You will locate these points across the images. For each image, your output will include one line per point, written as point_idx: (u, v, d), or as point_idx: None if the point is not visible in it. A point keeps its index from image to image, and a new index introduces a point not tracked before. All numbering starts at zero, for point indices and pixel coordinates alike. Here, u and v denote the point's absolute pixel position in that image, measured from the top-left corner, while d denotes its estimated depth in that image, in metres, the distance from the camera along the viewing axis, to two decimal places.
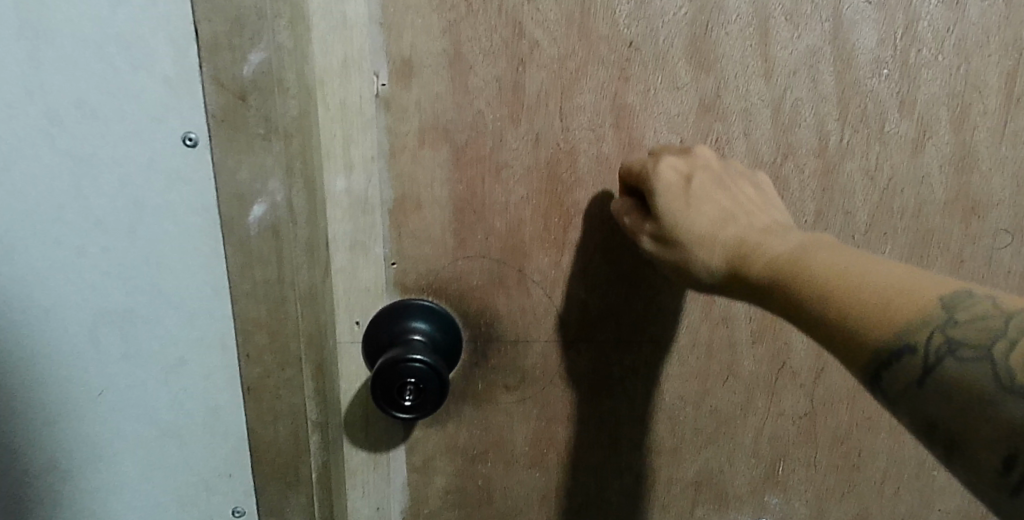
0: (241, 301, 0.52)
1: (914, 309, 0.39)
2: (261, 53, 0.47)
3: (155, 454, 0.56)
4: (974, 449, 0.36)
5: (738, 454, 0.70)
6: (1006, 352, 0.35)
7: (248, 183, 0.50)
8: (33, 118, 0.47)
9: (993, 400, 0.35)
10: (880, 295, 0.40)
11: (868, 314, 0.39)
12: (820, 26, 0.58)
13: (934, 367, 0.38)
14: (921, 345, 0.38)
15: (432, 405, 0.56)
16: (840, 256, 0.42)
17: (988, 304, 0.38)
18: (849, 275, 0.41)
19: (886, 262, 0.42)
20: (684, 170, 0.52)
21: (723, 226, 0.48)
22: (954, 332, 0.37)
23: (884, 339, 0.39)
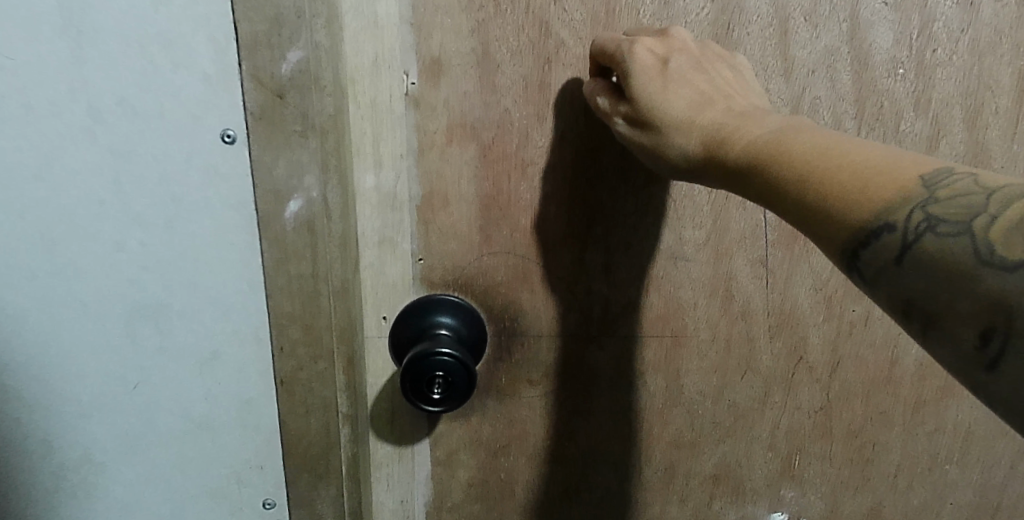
0: (276, 296, 0.53)
1: (893, 189, 0.37)
2: (299, 52, 0.48)
3: (189, 447, 0.57)
4: (953, 325, 0.33)
5: (755, 448, 0.71)
6: (987, 224, 0.33)
7: (285, 179, 0.51)
8: (75, 116, 0.48)
9: (972, 272, 0.33)
10: (860, 175, 0.38)
11: (846, 196, 0.38)
12: (838, 27, 0.59)
13: (913, 243, 0.35)
14: (901, 221, 0.36)
15: (459, 397, 0.57)
16: (819, 137, 0.41)
17: (971, 181, 0.36)
18: (828, 158, 0.39)
19: (868, 145, 0.40)
20: (661, 53, 0.51)
21: (705, 118, 0.47)
22: (935, 209, 0.35)
23: (860, 220, 0.37)
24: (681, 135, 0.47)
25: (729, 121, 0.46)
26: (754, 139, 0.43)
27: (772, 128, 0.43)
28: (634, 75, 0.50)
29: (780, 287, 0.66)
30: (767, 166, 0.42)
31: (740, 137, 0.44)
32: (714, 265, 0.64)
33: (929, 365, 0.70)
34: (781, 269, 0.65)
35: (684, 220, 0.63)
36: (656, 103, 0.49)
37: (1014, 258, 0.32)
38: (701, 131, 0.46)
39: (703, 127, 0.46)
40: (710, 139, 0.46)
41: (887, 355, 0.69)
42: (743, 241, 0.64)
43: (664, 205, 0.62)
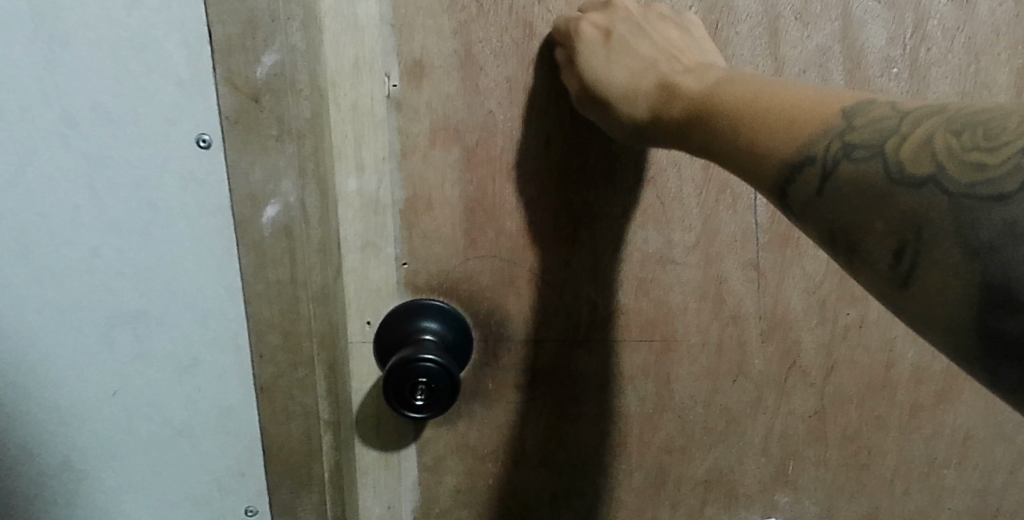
0: (255, 302, 0.53)
1: (815, 124, 0.39)
2: (274, 55, 0.47)
3: (170, 454, 0.57)
4: (869, 246, 0.35)
5: (747, 452, 0.70)
6: (898, 145, 0.35)
7: (262, 184, 0.50)
8: (48, 121, 0.48)
9: (886, 191, 0.34)
10: (785, 115, 0.40)
11: (772, 136, 0.40)
12: (830, 25, 0.57)
13: (831, 171, 0.37)
14: (823, 152, 0.38)
15: (443, 404, 0.56)
16: (748, 84, 0.43)
17: (891, 109, 0.38)
18: (760, 100, 0.41)
19: (800, 86, 0.42)
20: (603, 24, 0.53)
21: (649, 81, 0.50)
22: (851, 138, 0.37)
23: (784, 155, 0.39)
24: (630, 100, 0.51)
25: (673, 79, 0.49)
26: (697, 89, 0.46)
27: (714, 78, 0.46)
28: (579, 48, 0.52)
29: (772, 291, 0.65)
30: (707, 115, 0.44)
31: (684, 92, 0.47)
32: (704, 269, 0.63)
33: (924, 369, 0.68)
34: (773, 272, 0.64)
35: (673, 222, 0.62)
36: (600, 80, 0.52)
37: (922, 174, 0.33)
38: (647, 90, 0.50)
39: (649, 90, 0.50)
40: (657, 98, 0.49)
41: (882, 358, 0.68)
42: (733, 245, 0.63)
43: (652, 208, 0.61)
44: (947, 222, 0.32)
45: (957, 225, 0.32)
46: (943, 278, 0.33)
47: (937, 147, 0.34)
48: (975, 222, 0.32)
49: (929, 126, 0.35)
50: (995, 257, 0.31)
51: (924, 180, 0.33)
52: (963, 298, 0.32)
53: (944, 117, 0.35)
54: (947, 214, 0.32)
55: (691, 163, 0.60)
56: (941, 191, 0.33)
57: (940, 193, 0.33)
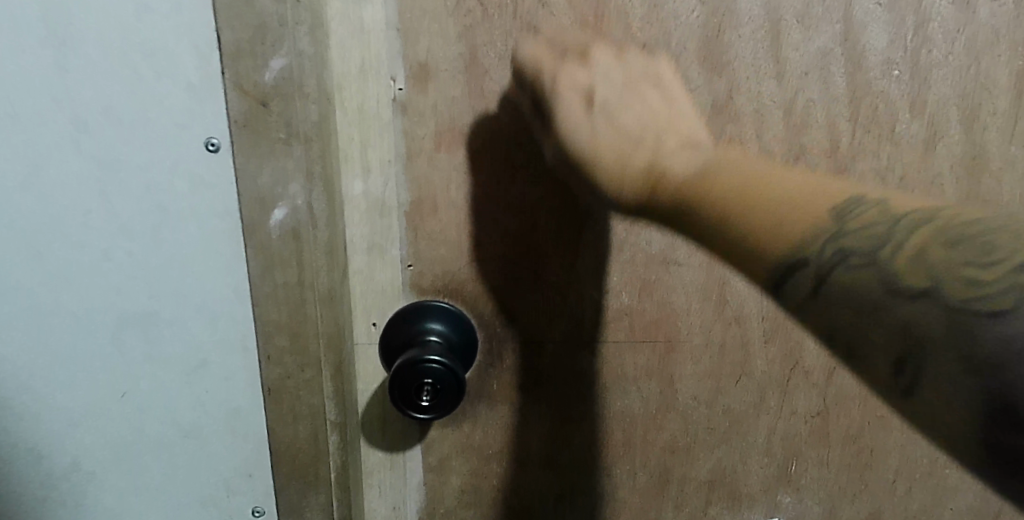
0: (263, 304, 0.53)
1: (808, 222, 0.38)
2: (282, 60, 0.47)
3: (179, 455, 0.57)
4: (872, 359, 0.35)
5: (751, 452, 0.70)
6: (894, 254, 0.36)
7: (270, 187, 0.50)
8: (60, 126, 0.48)
9: (884, 303, 0.35)
10: (774, 205, 0.39)
11: (761, 225, 0.39)
12: (831, 28, 0.57)
13: (827, 276, 0.37)
14: (817, 255, 0.37)
15: (449, 405, 0.57)
16: (740, 175, 0.42)
17: (880, 208, 0.38)
18: (748, 189, 0.40)
19: (788, 173, 0.41)
20: (587, 82, 0.50)
21: (639, 154, 0.45)
22: (847, 240, 0.37)
23: (778, 252, 0.38)
24: (615, 180, 0.46)
25: (660, 160, 0.45)
26: (688, 178, 0.43)
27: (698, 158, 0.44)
28: (562, 112, 0.49)
29: None
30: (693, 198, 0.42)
31: (668, 169, 0.44)
32: (707, 270, 0.64)
33: None
34: None
35: None
36: (583, 145, 0.48)
37: (919, 286, 0.34)
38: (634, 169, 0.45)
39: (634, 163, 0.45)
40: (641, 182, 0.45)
41: None
42: None
43: None
44: (944, 337, 0.33)
45: (952, 338, 0.33)
46: (947, 391, 0.33)
47: (930, 257, 0.34)
48: (975, 339, 0.32)
49: (923, 238, 0.35)
50: (998, 373, 0.31)
51: (920, 293, 0.34)
52: (969, 409, 0.32)
53: (935, 225, 0.36)
54: (944, 329, 0.33)
55: None
56: (939, 305, 0.33)
57: (938, 306, 0.33)
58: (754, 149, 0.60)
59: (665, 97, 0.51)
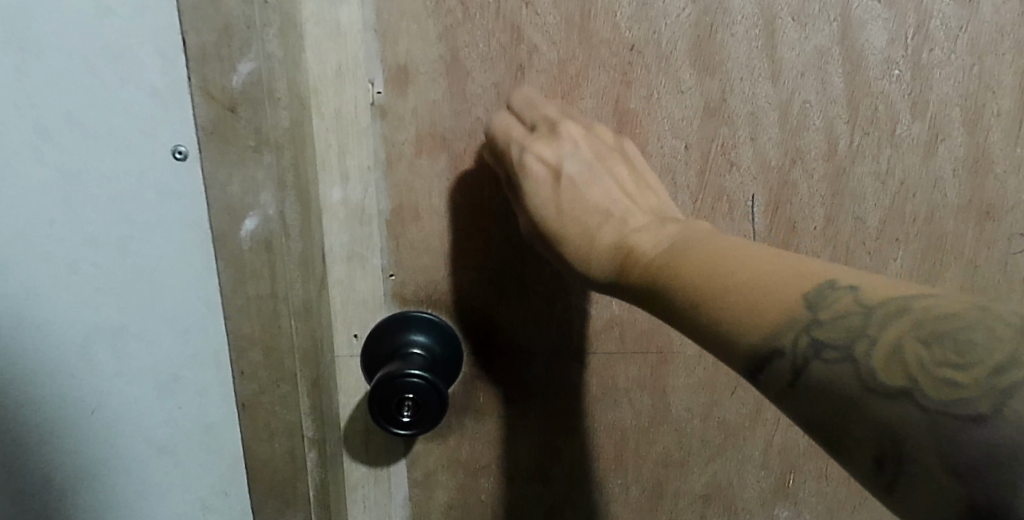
0: (235, 317, 0.51)
1: (778, 311, 0.37)
2: (250, 63, 0.45)
3: (152, 473, 0.55)
4: (851, 454, 0.33)
5: (747, 466, 0.68)
6: (868, 349, 0.33)
7: (240, 196, 0.48)
8: (22, 133, 0.46)
9: (861, 401, 0.32)
10: (745, 293, 0.38)
11: (734, 315, 0.37)
12: (828, 26, 0.55)
13: (802, 369, 0.35)
14: (791, 349, 0.36)
15: (431, 421, 0.54)
16: (708, 254, 0.41)
17: (852, 296, 0.35)
18: (716, 278, 0.39)
19: (762, 254, 0.40)
20: (552, 160, 0.50)
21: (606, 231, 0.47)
22: (819, 333, 0.35)
23: (752, 343, 0.37)
24: (587, 260, 0.47)
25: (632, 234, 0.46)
26: (656, 256, 0.44)
27: (672, 241, 0.44)
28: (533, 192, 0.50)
29: None
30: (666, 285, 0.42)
31: (640, 255, 0.45)
32: None
33: None
34: None
35: None
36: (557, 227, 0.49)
37: (896, 385, 0.31)
38: (602, 246, 0.47)
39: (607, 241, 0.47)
40: (611, 259, 0.46)
41: None
42: None
43: None
44: (927, 437, 0.30)
45: (938, 444, 0.30)
46: (929, 493, 0.30)
47: (907, 355, 0.32)
48: (960, 444, 0.29)
49: (896, 330, 0.33)
50: (978, 482, 0.29)
51: (900, 392, 0.31)
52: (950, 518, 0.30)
53: (911, 318, 0.33)
54: (924, 429, 0.30)
55: (686, 170, 0.58)
56: (918, 407, 0.31)
57: (916, 408, 0.31)
58: (749, 152, 0.58)
59: (632, 170, 0.53)
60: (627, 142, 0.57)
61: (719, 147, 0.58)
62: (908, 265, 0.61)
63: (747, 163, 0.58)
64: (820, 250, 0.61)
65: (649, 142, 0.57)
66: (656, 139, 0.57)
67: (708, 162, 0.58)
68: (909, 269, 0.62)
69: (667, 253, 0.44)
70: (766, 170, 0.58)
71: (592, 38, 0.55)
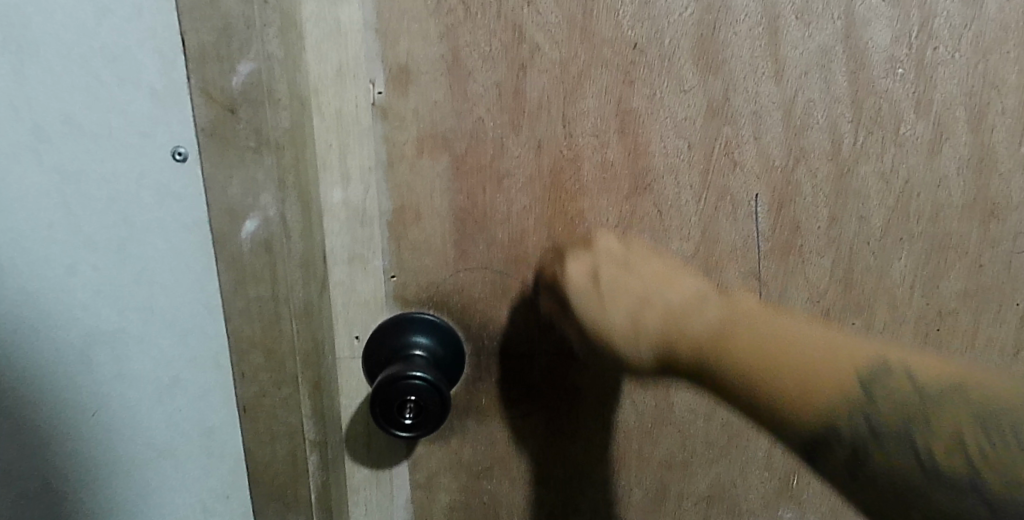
0: (235, 320, 0.51)
1: (838, 394, 0.45)
2: (250, 63, 0.45)
3: (151, 477, 0.55)
4: (857, 494, 0.46)
5: (751, 467, 0.67)
6: (924, 439, 0.43)
7: (240, 197, 0.48)
8: (19, 135, 0.46)
9: (925, 493, 0.43)
10: (809, 371, 0.46)
11: (788, 390, 0.46)
12: (832, 25, 0.54)
13: (859, 457, 0.45)
14: (850, 429, 0.45)
15: (433, 423, 0.54)
16: (758, 336, 0.49)
17: (906, 383, 0.45)
18: (791, 349, 0.47)
19: (790, 330, 0.49)
20: (590, 267, 0.57)
21: (649, 323, 0.54)
22: (874, 411, 0.45)
23: (812, 427, 0.46)
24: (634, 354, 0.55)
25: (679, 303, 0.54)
26: (702, 332, 0.52)
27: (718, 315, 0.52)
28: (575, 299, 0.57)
29: (774, 300, 0.62)
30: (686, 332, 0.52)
31: (691, 334, 0.52)
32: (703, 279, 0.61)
33: None
34: (773, 283, 0.62)
35: (671, 232, 0.60)
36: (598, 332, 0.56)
37: (959, 473, 0.41)
38: (643, 347, 0.54)
39: (652, 332, 0.54)
40: (658, 344, 0.54)
41: None
42: (734, 253, 0.60)
43: (649, 216, 0.59)
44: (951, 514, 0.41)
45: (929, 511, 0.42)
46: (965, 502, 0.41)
47: (963, 437, 0.42)
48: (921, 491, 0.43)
49: (954, 412, 0.43)
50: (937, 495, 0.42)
51: (863, 452, 0.45)
52: None
53: (972, 414, 0.42)
54: (926, 482, 0.43)
55: (688, 170, 0.58)
56: (982, 501, 0.41)
57: (978, 498, 0.41)
58: (752, 152, 0.58)
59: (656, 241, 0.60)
60: (630, 142, 0.57)
61: (722, 147, 0.57)
62: (911, 264, 0.61)
63: (751, 163, 0.58)
64: (823, 249, 0.60)
65: (652, 142, 0.57)
66: (659, 138, 0.57)
67: (711, 161, 0.58)
68: (912, 268, 0.61)
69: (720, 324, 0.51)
70: (770, 170, 0.58)
71: (593, 38, 0.54)
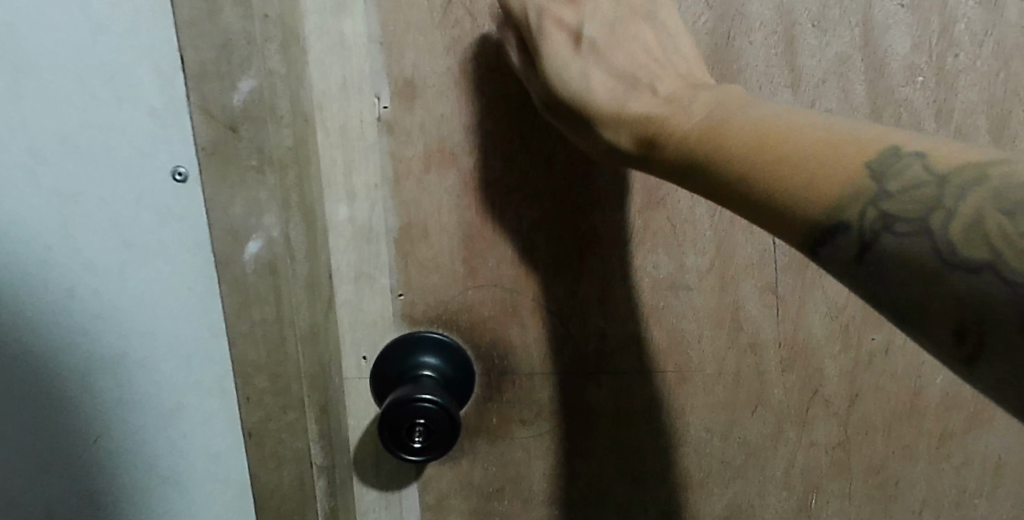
0: (239, 344, 0.49)
1: (836, 180, 0.38)
2: (250, 81, 0.43)
3: (154, 503, 0.55)
4: (929, 322, 0.34)
5: (768, 487, 0.65)
6: (951, 221, 0.34)
7: (243, 218, 0.47)
8: (15, 155, 0.46)
9: (937, 273, 0.33)
10: (801, 167, 0.38)
11: (809, 187, 0.38)
12: (850, 32, 0.53)
13: (872, 243, 0.36)
14: (857, 216, 0.37)
15: (443, 446, 0.52)
16: (792, 119, 0.41)
17: (920, 166, 0.36)
18: (779, 126, 0.40)
19: (806, 122, 0.40)
20: (619, 315, 0.59)
21: (636, 108, 0.47)
22: (888, 205, 0.36)
23: (814, 217, 0.38)
24: (613, 128, 0.48)
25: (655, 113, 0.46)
26: (689, 129, 0.44)
27: (707, 112, 0.44)
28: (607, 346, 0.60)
29: (792, 316, 0.60)
30: (669, 121, 0.45)
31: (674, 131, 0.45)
32: (718, 295, 0.59)
33: (956, 395, 0.63)
34: (792, 297, 0.59)
35: (685, 246, 0.58)
36: (621, 379, 0.61)
37: (974, 259, 0.32)
38: (627, 124, 0.46)
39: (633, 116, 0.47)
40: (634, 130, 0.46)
41: (910, 385, 0.62)
42: (750, 267, 0.58)
43: (663, 231, 0.57)
44: (1011, 309, 0.31)
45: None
46: (949, 304, 0.33)
47: (978, 228, 0.33)
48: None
49: (978, 203, 0.33)
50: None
51: (981, 265, 0.32)
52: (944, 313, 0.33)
53: (991, 193, 0.33)
54: (1013, 306, 0.31)
55: None
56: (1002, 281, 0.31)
57: (994, 276, 0.32)
58: None
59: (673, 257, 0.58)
60: None
61: None
62: None
63: None
64: None
65: None
66: None
67: None
68: None
69: (750, 130, 0.41)
70: None
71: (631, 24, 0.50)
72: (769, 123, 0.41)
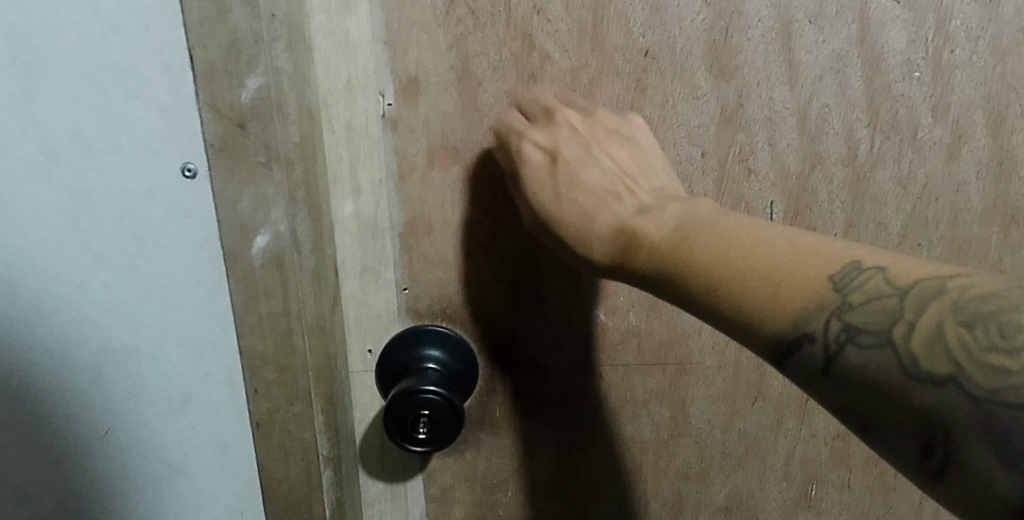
0: (248, 336, 0.51)
1: (805, 294, 0.38)
2: (258, 78, 0.44)
3: (164, 493, 0.57)
4: (890, 429, 0.35)
5: (769, 478, 0.66)
6: (907, 334, 0.35)
7: (251, 213, 0.48)
8: (30, 154, 0.47)
9: (903, 388, 0.34)
10: (772, 280, 0.39)
11: (770, 303, 0.39)
12: (846, 29, 0.54)
13: (837, 354, 0.37)
14: (818, 332, 0.37)
15: (447, 438, 0.53)
16: (758, 232, 0.42)
17: (879, 279, 0.37)
18: (749, 241, 0.41)
19: (774, 236, 0.41)
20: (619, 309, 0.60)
21: (609, 221, 0.48)
22: (851, 317, 0.37)
23: (780, 327, 0.39)
24: (589, 243, 0.49)
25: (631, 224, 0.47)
26: (663, 243, 0.45)
27: (681, 222, 0.45)
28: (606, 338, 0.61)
29: None
30: (641, 233, 0.46)
31: (647, 242, 0.45)
32: None
33: None
34: None
35: None
36: (624, 373, 0.62)
37: (941, 373, 0.33)
38: (605, 236, 0.48)
39: (605, 235, 0.48)
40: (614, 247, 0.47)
41: None
42: None
43: None
44: (970, 425, 0.32)
45: (986, 429, 0.32)
46: (915, 416, 0.34)
47: (948, 340, 0.34)
48: (1007, 428, 0.32)
49: (937, 313, 0.34)
50: None
51: (945, 379, 0.33)
52: (909, 427, 0.34)
53: (949, 302, 0.34)
54: (971, 419, 0.32)
55: (702, 177, 0.57)
56: (963, 393, 0.33)
57: (961, 395, 0.33)
58: (766, 159, 0.57)
59: None
60: None
61: (736, 154, 0.56)
62: None
63: (766, 169, 0.57)
64: None
65: (665, 149, 0.56)
66: (672, 146, 0.56)
67: (725, 169, 0.57)
68: None
69: (716, 245, 0.42)
70: (785, 177, 0.57)
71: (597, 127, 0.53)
72: (734, 236, 0.42)
